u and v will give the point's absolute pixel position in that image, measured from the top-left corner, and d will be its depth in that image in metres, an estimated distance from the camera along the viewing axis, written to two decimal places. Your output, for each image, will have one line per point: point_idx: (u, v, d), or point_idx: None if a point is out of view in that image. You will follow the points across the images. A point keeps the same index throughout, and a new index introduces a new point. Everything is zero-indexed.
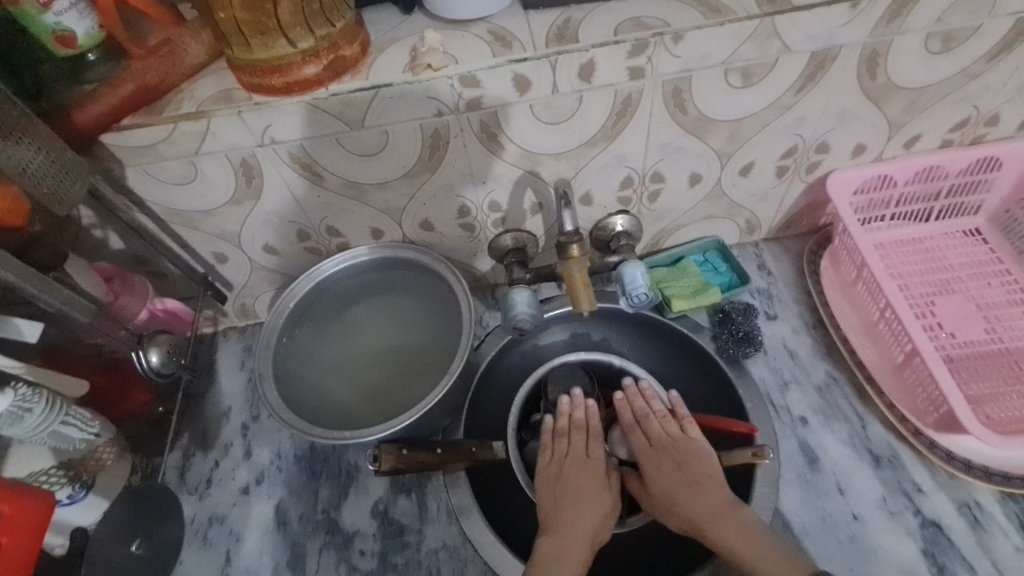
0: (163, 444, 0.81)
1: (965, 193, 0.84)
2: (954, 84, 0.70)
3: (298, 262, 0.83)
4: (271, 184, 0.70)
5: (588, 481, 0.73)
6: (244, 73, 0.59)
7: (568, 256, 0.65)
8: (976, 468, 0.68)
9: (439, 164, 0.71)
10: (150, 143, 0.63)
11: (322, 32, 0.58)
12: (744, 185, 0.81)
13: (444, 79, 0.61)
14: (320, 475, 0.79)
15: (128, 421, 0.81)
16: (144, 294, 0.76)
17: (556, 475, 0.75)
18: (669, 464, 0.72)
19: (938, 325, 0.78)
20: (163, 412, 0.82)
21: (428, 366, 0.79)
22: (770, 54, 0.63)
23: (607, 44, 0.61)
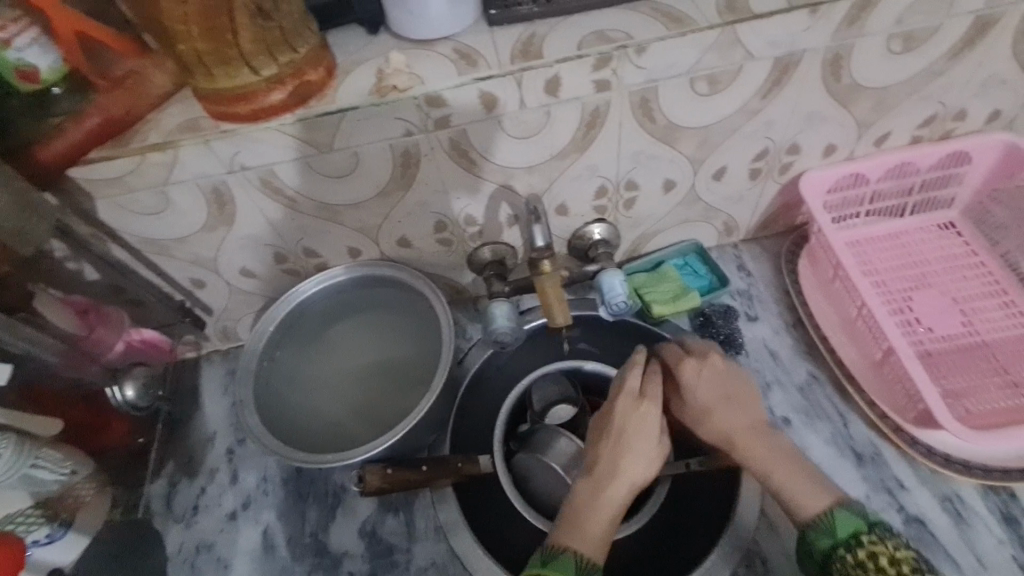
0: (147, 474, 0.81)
1: (937, 188, 0.85)
2: (918, 83, 0.71)
3: (276, 284, 0.83)
4: (243, 209, 0.70)
5: (640, 429, 0.68)
6: (210, 102, 0.60)
7: (542, 269, 0.69)
8: (956, 463, 0.69)
9: (411, 183, 0.71)
10: (118, 175, 0.63)
11: (285, 58, 0.58)
12: (719, 189, 0.82)
13: (411, 100, 0.61)
14: (307, 497, 0.78)
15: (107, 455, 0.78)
16: (120, 326, 0.77)
17: (605, 418, 0.70)
18: (720, 403, 0.69)
19: (916, 320, 0.79)
20: (143, 443, 0.82)
21: (414, 381, 0.79)
22: (734, 61, 0.64)
23: (571, 59, 0.61)
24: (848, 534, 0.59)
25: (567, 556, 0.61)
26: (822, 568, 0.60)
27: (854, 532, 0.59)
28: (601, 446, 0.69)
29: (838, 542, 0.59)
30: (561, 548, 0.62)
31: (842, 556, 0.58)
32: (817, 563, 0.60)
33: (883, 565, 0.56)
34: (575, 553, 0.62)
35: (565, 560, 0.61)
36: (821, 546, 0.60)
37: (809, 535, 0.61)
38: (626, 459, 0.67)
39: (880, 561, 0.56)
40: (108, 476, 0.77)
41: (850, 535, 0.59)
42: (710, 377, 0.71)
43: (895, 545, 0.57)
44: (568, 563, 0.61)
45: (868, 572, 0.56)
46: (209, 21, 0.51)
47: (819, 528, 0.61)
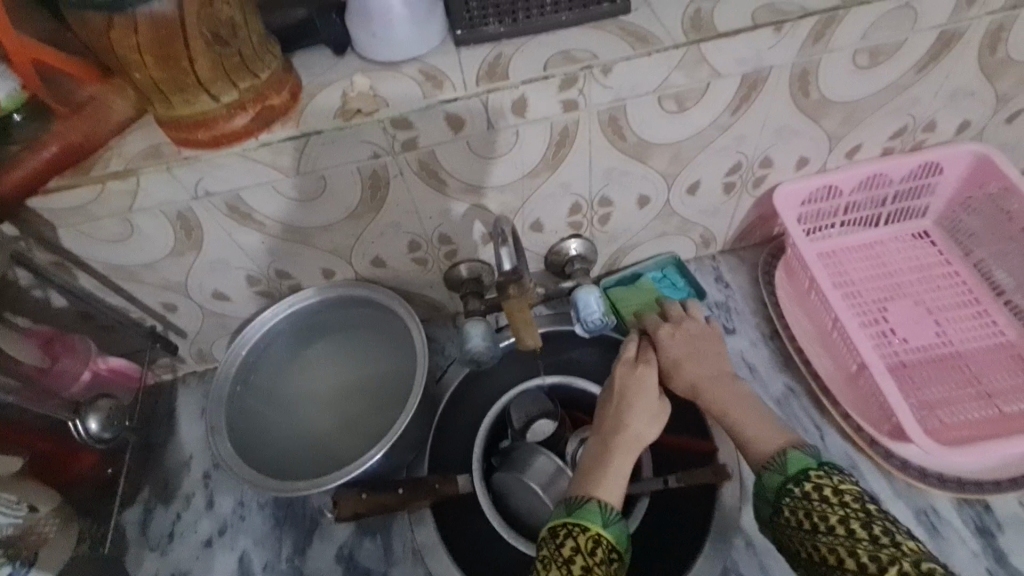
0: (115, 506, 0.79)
1: (911, 198, 0.85)
2: (886, 97, 0.72)
3: (250, 305, 0.82)
4: (211, 234, 0.69)
5: (638, 387, 0.71)
6: (171, 129, 0.59)
7: (509, 294, 0.66)
8: (930, 476, 0.69)
9: (382, 204, 0.70)
10: (80, 204, 0.62)
11: (246, 84, 0.57)
12: (693, 203, 0.82)
13: (376, 123, 0.61)
14: (283, 522, 0.77)
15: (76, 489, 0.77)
16: (86, 355, 0.75)
17: (607, 389, 0.74)
18: (692, 357, 0.73)
19: (891, 330, 0.79)
20: (113, 473, 0.80)
21: (392, 400, 0.78)
22: (701, 79, 0.64)
23: (537, 80, 0.61)
24: (798, 470, 0.59)
25: (593, 505, 0.61)
26: (774, 508, 0.59)
27: (802, 467, 0.59)
28: (608, 408, 0.72)
29: (788, 479, 0.59)
30: (587, 498, 0.62)
31: (791, 491, 0.58)
32: (771, 504, 0.60)
33: (827, 496, 0.56)
34: (599, 501, 0.62)
35: (591, 509, 0.61)
36: (772, 483, 0.60)
37: (764, 477, 0.61)
38: (630, 416, 0.69)
39: (825, 493, 0.56)
40: (77, 508, 0.75)
41: (801, 471, 0.59)
42: (685, 336, 0.75)
43: (841, 479, 0.57)
44: (593, 513, 0.60)
45: (813, 503, 0.56)
46: (162, 49, 0.50)
47: (772, 467, 0.61)
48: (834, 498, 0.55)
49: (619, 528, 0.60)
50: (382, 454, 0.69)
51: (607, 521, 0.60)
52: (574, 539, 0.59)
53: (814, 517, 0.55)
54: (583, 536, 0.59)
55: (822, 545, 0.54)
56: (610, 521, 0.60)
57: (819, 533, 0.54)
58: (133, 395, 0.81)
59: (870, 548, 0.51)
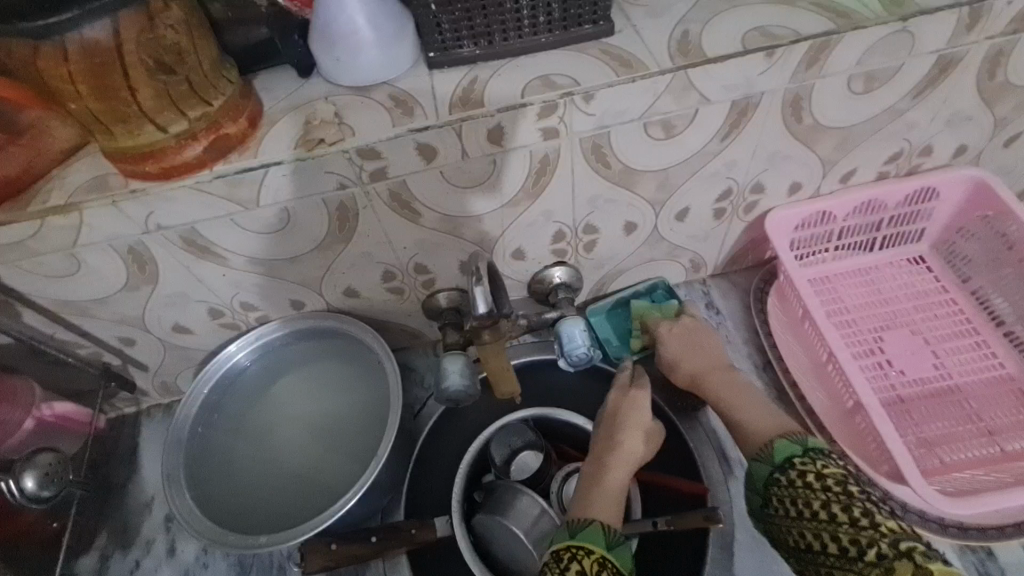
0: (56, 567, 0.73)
1: (907, 223, 0.82)
2: (882, 122, 0.68)
3: (216, 338, 0.77)
4: (167, 267, 0.64)
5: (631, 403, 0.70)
6: (117, 160, 0.54)
7: (484, 340, 0.65)
8: (931, 520, 0.65)
9: (352, 235, 0.66)
10: (18, 240, 0.57)
11: (196, 113, 0.52)
12: (682, 229, 0.78)
13: (341, 153, 0.56)
14: (249, 570, 0.73)
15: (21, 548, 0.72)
16: (28, 401, 0.72)
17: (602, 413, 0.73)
18: (688, 353, 0.73)
19: (887, 362, 0.76)
20: (59, 527, 0.75)
21: (365, 439, 0.74)
22: (689, 105, 0.60)
23: (514, 108, 0.57)
24: (784, 458, 0.59)
25: (593, 528, 0.60)
26: (764, 498, 0.59)
27: (789, 456, 0.59)
28: (601, 430, 0.71)
29: (775, 468, 0.59)
30: (584, 521, 0.61)
31: (778, 479, 0.58)
32: (761, 494, 0.59)
33: (812, 482, 0.55)
34: (599, 524, 0.60)
35: (592, 532, 0.59)
36: (761, 473, 0.60)
37: (753, 468, 0.61)
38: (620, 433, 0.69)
39: (809, 478, 0.55)
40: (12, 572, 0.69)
41: (786, 459, 0.59)
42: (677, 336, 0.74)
43: (826, 465, 0.56)
44: (595, 535, 0.59)
45: (799, 490, 0.55)
46: (98, 79, 0.46)
47: (760, 458, 0.61)
48: (816, 483, 0.55)
49: (621, 550, 0.58)
50: (354, 499, 0.64)
51: (608, 543, 0.58)
52: (578, 562, 0.56)
53: (800, 504, 0.55)
54: (586, 560, 0.56)
55: (808, 532, 0.54)
56: (611, 543, 0.58)
57: (803, 520, 0.54)
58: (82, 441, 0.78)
59: (852, 531, 0.51)
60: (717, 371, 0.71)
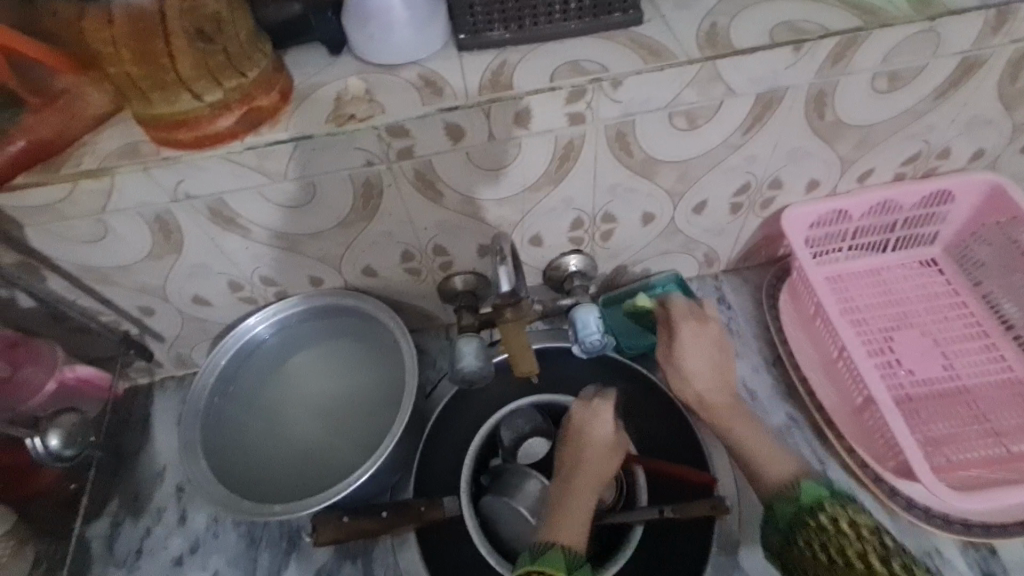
0: (73, 527, 0.75)
1: (920, 225, 0.83)
2: (903, 121, 0.69)
3: (234, 312, 0.78)
4: (191, 238, 0.65)
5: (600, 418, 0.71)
6: (150, 127, 0.55)
7: (506, 318, 0.69)
8: (935, 516, 0.66)
9: (375, 213, 0.66)
10: (48, 203, 0.58)
11: (232, 83, 0.53)
12: (698, 222, 0.79)
13: (370, 130, 0.57)
14: (260, 541, 0.74)
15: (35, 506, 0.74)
16: (53, 362, 0.72)
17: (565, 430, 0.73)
18: (705, 371, 0.72)
19: (896, 361, 0.77)
20: (75, 490, 0.76)
21: (377, 417, 0.75)
22: (714, 97, 0.61)
23: (543, 91, 0.57)
24: (811, 500, 0.61)
25: (554, 551, 0.61)
26: (788, 537, 0.61)
27: (817, 498, 0.61)
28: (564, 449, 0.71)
29: (799, 509, 0.62)
30: (551, 543, 0.62)
31: (806, 523, 0.60)
32: (783, 532, 0.62)
33: (843, 530, 0.58)
34: (561, 548, 0.61)
35: (554, 555, 0.60)
36: (784, 512, 0.62)
37: (776, 507, 0.63)
38: (588, 450, 0.69)
39: (839, 526, 0.58)
40: (31, 531, 0.72)
41: (814, 502, 0.61)
42: (692, 351, 0.72)
43: (853, 512, 0.59)
44: (556, 558, 0.60)
45: (831, 535, 0.58)
46: (141, 45, 0.48)
47: (786, 497, 0.63)
48: (849, 534, 0.57)
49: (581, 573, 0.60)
50: (367, 476, 0.66)
51: (569, 566, 0.60)
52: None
53: (831, 551, 0.57)
54: None
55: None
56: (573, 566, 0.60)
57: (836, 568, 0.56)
58: (101, 407, 0.79)
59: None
60: (727, 395, 0.72)
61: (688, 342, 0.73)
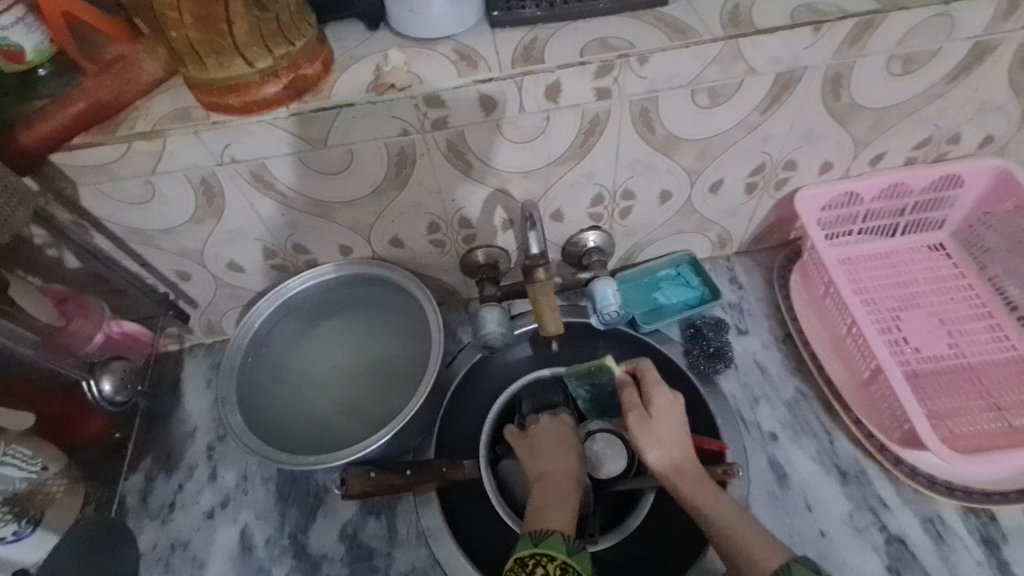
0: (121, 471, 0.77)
1: (929, 210, 0.85)
2: (916, 105, 0.72)
3: (265, 279, 0.81)
4: (232, 202, 0.68)
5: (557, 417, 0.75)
6: (202, 93, 0.58)
7: (534, 280, 0.68)
8: (939, 484, 0.69)
9: (406, 182, 0.69)
10: (103, 163, 0.61)
11: (281, 51, 0.57)
12: (714, 202, 0.81)
13: (408, 99, 0.60)
14: (288, 497, 0.76)
15: (83, 450, 0.75)
16: (101, 316, 0.74)
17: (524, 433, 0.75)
18: (669, 438, 0.69)
19: (903, 339, 0.79)
20: (121, 438, 0.79)
21: (404, 381, 0.78)
22: (735, 75, 0.64)
23: (572, 65, 0.60)
24: None
25: (555, 537, 0.61)
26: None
27: None
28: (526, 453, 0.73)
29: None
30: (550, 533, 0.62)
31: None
32: None
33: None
34: (560, 533, 0.62)
35: (555, 539, 0.61)
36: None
37: None
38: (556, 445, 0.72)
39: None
40: (81, 473, 0.74)
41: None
42: (655, 432, 0.69)
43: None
44: (557, 543, 0.61)
45: None
46: (202, 9, 0.50)
47: None
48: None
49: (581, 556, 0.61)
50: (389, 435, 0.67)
51: (569, 550, 0.61)
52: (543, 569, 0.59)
53: None
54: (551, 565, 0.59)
55: None
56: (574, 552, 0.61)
57: None
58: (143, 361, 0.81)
59: None
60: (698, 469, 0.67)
61: (656, 422, 0.70)
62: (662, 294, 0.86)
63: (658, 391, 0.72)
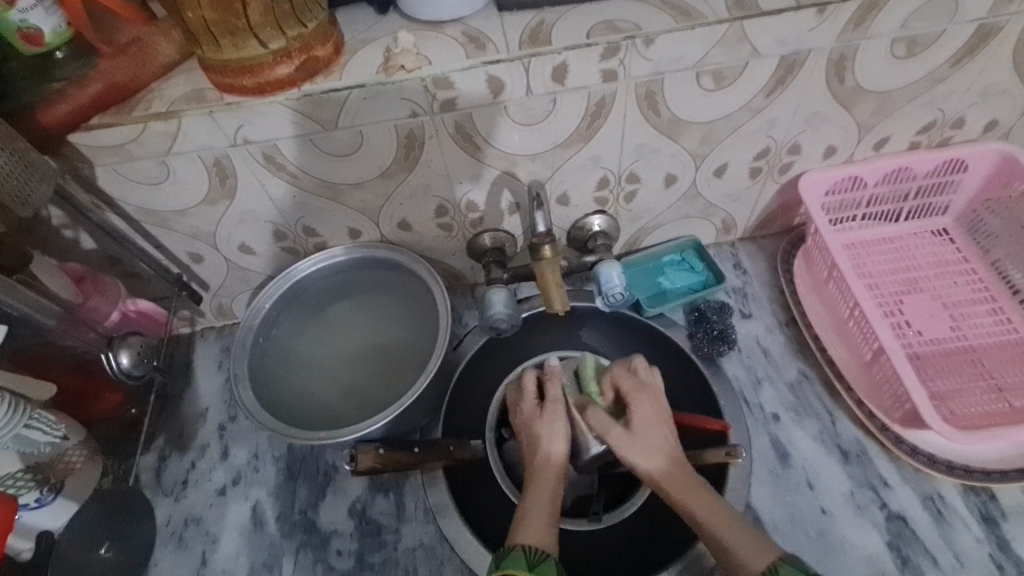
0: (139, 446, 0.79)
1: (933, 195, 0.86)
2: (919, 88, 0.72)
3: (276, 262, 0.83)
4: (244, 184, 0.70)
5: (549, 417, 0.70)
6: (217, 74, 0.60)
7: (541, 256, 0.69)
8: (939, 463, 0.70)
9: (415, 165, 0.71)
10: (120, 143, 0.62)
11: (294, 32, 0.58)
12: (718, 186, 0.82)
13: (418, 80, 0.61)
14: (297, 475, 0.77)
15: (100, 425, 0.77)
16: (117, 295, 0.76)
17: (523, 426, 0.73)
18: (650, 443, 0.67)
19: (906, 322, 0.80)
20: (136, 414, 0.80)
21: (411, 361, 0.79)
22: (740, 57, 0.65)
23: (579, 47, 0.61)
24: None
25: (515, 554, 0.58)
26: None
27: None
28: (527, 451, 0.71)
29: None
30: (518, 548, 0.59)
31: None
32: None
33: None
34: (521, 549, 0.58)
35: (515, 556, 0.58)
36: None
37: None
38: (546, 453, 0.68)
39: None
40: (98, 446, 0.75)
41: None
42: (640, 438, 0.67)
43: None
44: (517, 560, 0.57)
45: None
46: None
47: None
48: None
49: (544, 570, 0.57)
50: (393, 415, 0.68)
51: (530, 567, 0.57)
52: None
53: None
54: None
55: None
56: (534, 565, 0.57)
57: None
58: (159, 341, 0.81)
59: None
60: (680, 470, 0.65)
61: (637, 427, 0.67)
62: (666, 279, 0.87)
63: (639, 396, 0.70)
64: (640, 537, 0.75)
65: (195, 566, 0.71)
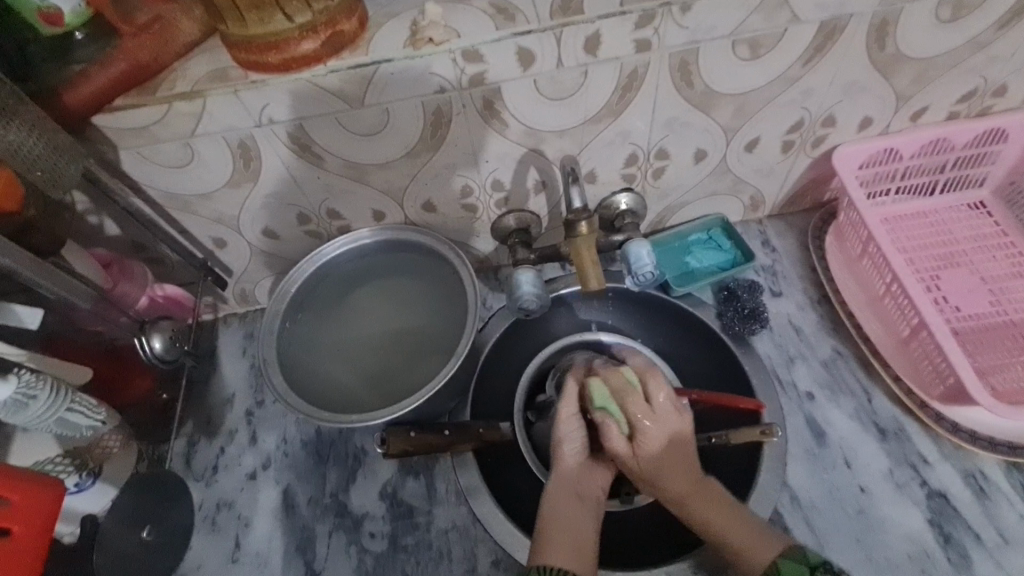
0: (171, 430, 0.78)
1: (970, 166, 0.83)
2: (962, 55, 0.70)
3: (299, 247, 0.82)
4: (269, 165, 0.68)
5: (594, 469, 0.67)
6: (240, 50, 0.58)
7: (577, 233, 0.69)
8: (981, 439, 0.69)
9: (441, 144, 0.69)
10: (143, 125, 0.61)
11: (319, 5, 0.57)
12: (749, 161, 0.80)
13: (446, 54, 0.60)
14: (327, 459, 0.77)
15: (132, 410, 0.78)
16: (144, 281, 0.76)
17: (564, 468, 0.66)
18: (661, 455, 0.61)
19: (944, 298, 0.78)
20: (167, 399, 0.79)
21: (437, 345, 0.78)
22: (779, 24, 0.63)
23: (614, 15, 0.59)
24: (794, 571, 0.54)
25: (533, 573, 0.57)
26: None
27: None
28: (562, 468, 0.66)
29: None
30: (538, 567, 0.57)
31: None
32: None
33: None
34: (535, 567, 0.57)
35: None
36: None
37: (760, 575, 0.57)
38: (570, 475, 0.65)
39: None
40: (132, 430, 0.75)
41: None
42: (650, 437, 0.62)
43: None
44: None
45: None
46: None
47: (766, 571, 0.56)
48: None
49: None
50: (425, 399, 0.66)
51: None
52: None
53: None
54: None
55: None
56: None
57: None
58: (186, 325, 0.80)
59: None
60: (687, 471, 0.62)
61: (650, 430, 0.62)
62: (693, 259, 0.85)
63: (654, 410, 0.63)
64: (674, 516, 0.75)
65: (229, 550, 0.71)
